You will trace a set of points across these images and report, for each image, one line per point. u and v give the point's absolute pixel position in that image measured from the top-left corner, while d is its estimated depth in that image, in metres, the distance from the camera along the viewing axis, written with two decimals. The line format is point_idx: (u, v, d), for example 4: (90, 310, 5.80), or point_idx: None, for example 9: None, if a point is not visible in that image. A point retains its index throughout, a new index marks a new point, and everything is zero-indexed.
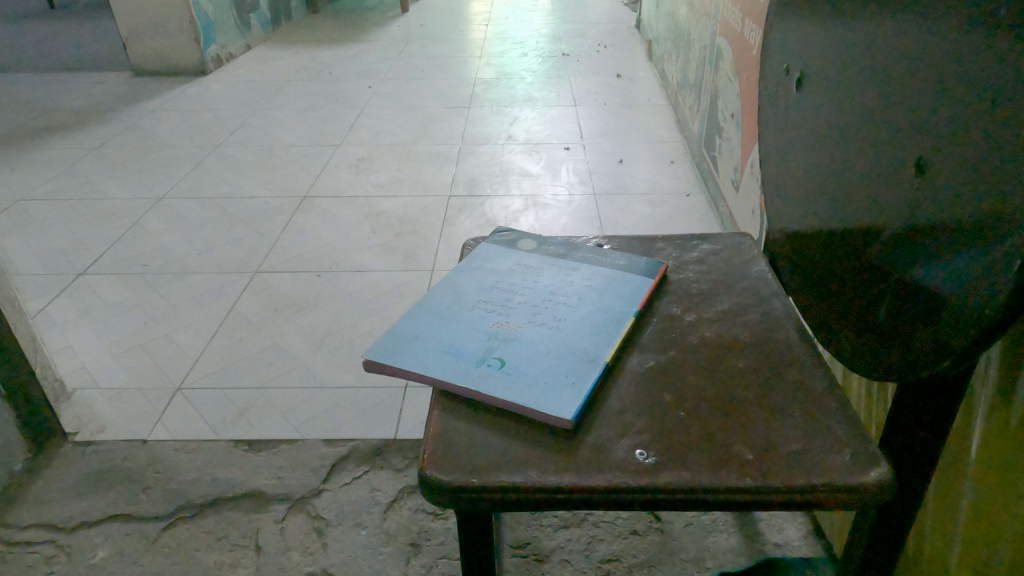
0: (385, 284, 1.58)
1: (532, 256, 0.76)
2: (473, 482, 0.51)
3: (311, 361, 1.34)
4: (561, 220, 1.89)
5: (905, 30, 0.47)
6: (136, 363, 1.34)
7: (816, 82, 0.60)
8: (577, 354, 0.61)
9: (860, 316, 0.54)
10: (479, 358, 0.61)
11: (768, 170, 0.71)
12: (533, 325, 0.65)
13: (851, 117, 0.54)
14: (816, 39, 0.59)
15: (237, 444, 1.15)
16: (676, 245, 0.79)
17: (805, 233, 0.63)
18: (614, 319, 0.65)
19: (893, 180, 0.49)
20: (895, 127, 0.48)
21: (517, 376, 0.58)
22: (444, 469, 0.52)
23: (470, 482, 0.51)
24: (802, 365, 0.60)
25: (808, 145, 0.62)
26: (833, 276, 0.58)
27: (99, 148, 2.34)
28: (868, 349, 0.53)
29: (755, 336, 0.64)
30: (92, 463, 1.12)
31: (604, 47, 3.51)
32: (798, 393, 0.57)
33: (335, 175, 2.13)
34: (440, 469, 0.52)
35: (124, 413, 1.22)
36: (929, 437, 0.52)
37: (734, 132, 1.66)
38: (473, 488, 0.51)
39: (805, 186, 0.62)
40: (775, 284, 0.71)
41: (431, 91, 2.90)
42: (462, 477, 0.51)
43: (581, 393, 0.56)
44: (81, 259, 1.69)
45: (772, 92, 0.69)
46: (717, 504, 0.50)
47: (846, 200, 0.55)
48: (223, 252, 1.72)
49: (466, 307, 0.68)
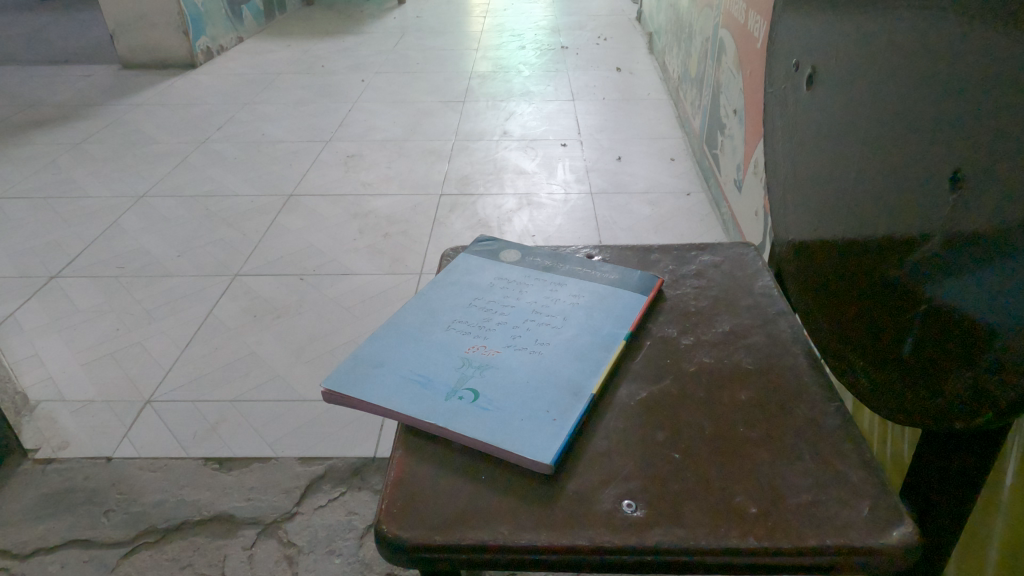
0: (371, 289, 1.51)
1: (515, 269, 0.70)
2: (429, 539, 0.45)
3: (290, 371, 1.28)
4: (556, 220, 1.82)
5: (933, 17, 0.40)
6: (105, 373, 1.28)
7: (830, 78, 0.53)
8: (559, 384, 0.54)
9: (882, 347, 0.47)
10: (450, 389, 0.54)
11: (775, 177, 0.65)
12: (512, 349, 0.58)
13: (871, 118, 0.47)
14: (831, 32, 0.52)
15: (207, 462, 1.09)
16: (673, 257, 0.73)
17: (816, 247, 0.56)
18: (602, 342, 0.59)
19: (920, 195, 0.42)
20: (920, 131, 0.42)
21: (491, 412, 0.52)
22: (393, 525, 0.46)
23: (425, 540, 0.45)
24: (813, 397, 0.54)
25: (820, 149, 0.55)
26: (849, 298, 0.51)
27: (81, 144, 2.28)
28: (889, 384, 0.46)
29: (759, 362, 0.58)
30: (52, 483, 1.06)
31: (604, 39, 3.43)
32: (807, 433, 0.50)
33: (323, 172, 2.06)
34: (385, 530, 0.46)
35: (89, 428, 1.16)
36: (960, 493, 0.45)
37: (737, 128, 1.59)
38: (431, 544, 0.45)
39: (816, 195, 0.56)
40: (783, 302, 0.65)
41: (426, 85, 2.83)
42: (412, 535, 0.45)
43: (563, 431, 0.50)
44: (55, 261, 1.63)
45: (780, 91, 0.62)
46: (715, 569, 0.43)
47: (864, 213, 0.48)
48: (202, 255, 1.65)
49: (439, 328, 0.61)
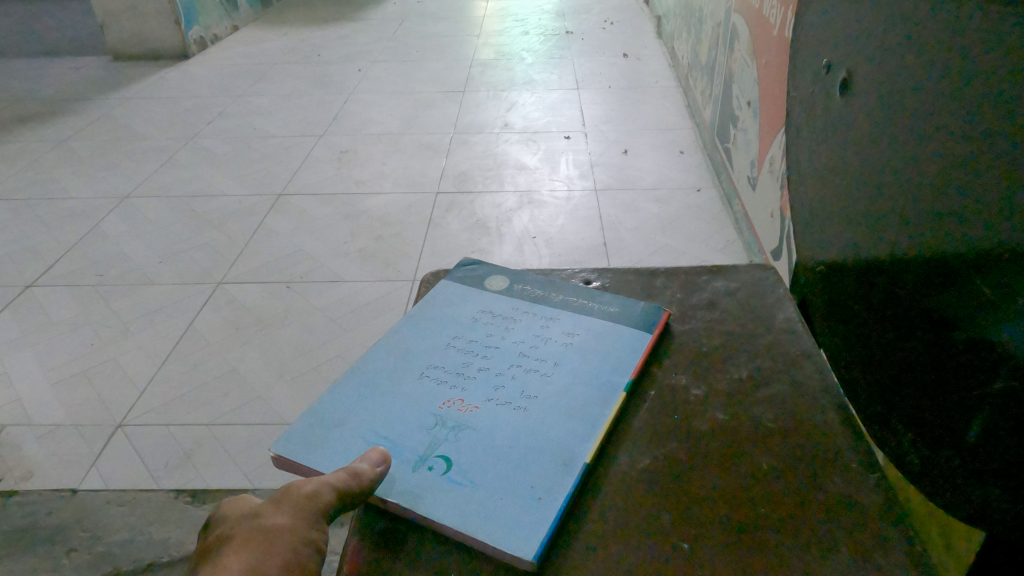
0: (359, 298, 1.44)
1: (502, 300, 0.61)
2: (355, 487, 0.42)
3: (273, 392, 1.21)
4: (558, 219, 1.73)
5: (1000, 17, 0.31)
6: (76, 393, 1.22)
7: (868, 86, 0.44)
8: (545, 452, 0.46)
9: (937, 420, 0.38)
10: (417, 457, 0.46)
11: (802, 197, 0.56)
12: (494, 404, 0.50)
13: (919, 141, 0.38)
14: (870, 31, 0.43)
15: (179, 495, 1.03)
16: (681, 283, 0.64)
17: (852, 279, 0.47)
18: (599, 395, 0.51)
19: (983, 237, 0.33)
20: (980, 158, 0.33)
21: (465, 488, 0.44)
22: (303, 510, 0.42)
23: (331, 507, 0.42)
24: (848, 466, 0.45)
25: (857, 170, 0.46)
26: (894, 351, 0.42)
27: (67, 141, 2.21)
28: (949, 471, 0.38)
29: (784, 419, 0.49)
30: (12, 519, 1.00)
31: (612, 23, 3.32)
32: (841, 518, 0.42)
33: (315, 170, 1.98)
34: (299, 517, 0.41)
35: (55, 457, 1.10)
36: None
37: (751, 122, 1.49)
38: (348, 500, 0.42)
39: (852, 222, 0.47)
40: (808, 339, 0.56)
41: (426, 75, 2.73)
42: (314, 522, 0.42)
43: (548, 514, 0.42)
44: (30, 269, 1.56)
45: (808, 99, 0.53)
46: None
47: (915, 251, 0.39)
48: (185, 261, 1.58)
49: (412, 376, 0.53)
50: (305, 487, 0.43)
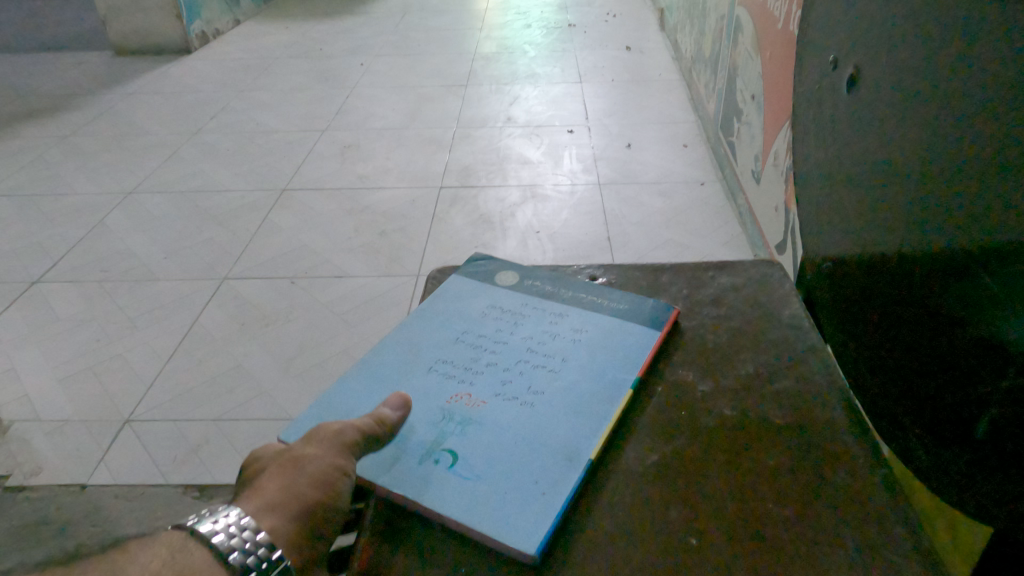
0: (363, 294, 1.44)
1: (509, 296, 0.62)
2: (380, 429, 0.46)
3: (278, 388, 1.22)
4: (561, 214, 1.73)
5: (1007, 15, 0.31)
6: (83, 389, 1.23)
7: (875, 82, 0.44)
8: (552, 447, 0.46)
9: (943, 415, 0.39)
10: (425, 451, 0.47)
11: (808, 193, 0.56)
12: (502, 400, 0.50)
13: (926, 138, 0.38)
14: (878, 28, 0.43)
15: (187, 490, 1.04)
16: (687, 279, 0.64)
17: (858, 275, 0.47)
18: (606, 391, 0.51)
19: (991, 234, 0.33)
20: (985, 153, 0.33)
21: (472, 483, 0.44)
22: (335, 441, 0.44)
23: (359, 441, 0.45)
24: (853, 461, 0.46)
25: (863, 167, 0.46)
26: (900, 347, 0.43)
27: (71, 137, 2.21)
28: (954, 466, 0.38)
29: (790, 415, 0.49)
30: (22, 514, 1.01)
31: (615, 16, 3.31)
32: (847, 513, 0.42)
33: (318, 165, 1.98)
34: (329, 448, 0.44)
35: (64, 452, 1.11)
36: None
37: (755, 116, 1.49)
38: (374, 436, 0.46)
39: (859, 218, 0.47)
40: (814, 336, 0.56)
41: (428, 69, 2.73)
42: (343, 453, 0.44)
43: (555, 509, 0.42)
44: (36, 265, 1.56)
45: (814, 95, 0.53)
46: None
47: (922, 248, 0.39)
48: (190, 256, 1.58)
49: (420, 371, 0.53)
50: (333, 424, 0.45)
